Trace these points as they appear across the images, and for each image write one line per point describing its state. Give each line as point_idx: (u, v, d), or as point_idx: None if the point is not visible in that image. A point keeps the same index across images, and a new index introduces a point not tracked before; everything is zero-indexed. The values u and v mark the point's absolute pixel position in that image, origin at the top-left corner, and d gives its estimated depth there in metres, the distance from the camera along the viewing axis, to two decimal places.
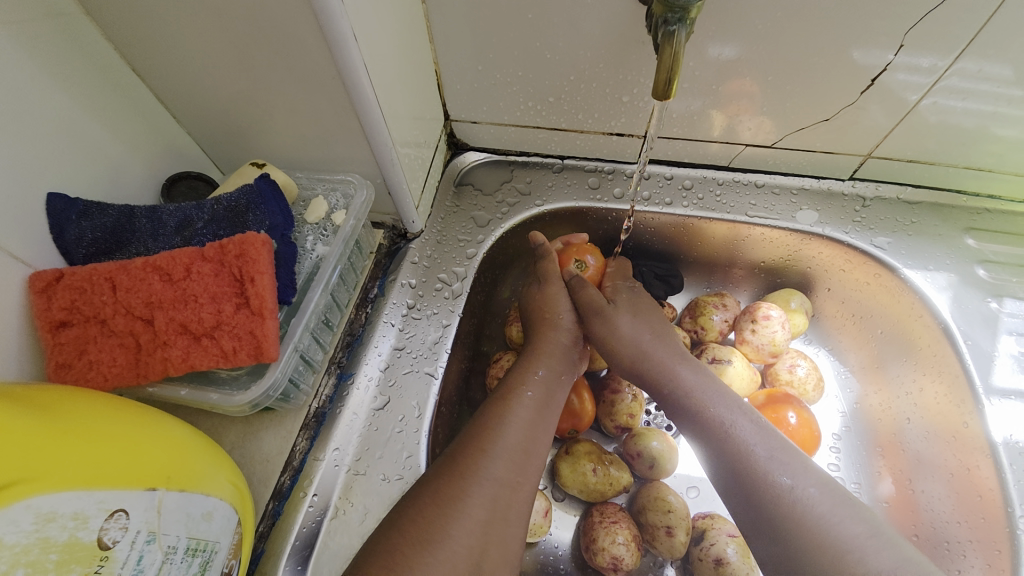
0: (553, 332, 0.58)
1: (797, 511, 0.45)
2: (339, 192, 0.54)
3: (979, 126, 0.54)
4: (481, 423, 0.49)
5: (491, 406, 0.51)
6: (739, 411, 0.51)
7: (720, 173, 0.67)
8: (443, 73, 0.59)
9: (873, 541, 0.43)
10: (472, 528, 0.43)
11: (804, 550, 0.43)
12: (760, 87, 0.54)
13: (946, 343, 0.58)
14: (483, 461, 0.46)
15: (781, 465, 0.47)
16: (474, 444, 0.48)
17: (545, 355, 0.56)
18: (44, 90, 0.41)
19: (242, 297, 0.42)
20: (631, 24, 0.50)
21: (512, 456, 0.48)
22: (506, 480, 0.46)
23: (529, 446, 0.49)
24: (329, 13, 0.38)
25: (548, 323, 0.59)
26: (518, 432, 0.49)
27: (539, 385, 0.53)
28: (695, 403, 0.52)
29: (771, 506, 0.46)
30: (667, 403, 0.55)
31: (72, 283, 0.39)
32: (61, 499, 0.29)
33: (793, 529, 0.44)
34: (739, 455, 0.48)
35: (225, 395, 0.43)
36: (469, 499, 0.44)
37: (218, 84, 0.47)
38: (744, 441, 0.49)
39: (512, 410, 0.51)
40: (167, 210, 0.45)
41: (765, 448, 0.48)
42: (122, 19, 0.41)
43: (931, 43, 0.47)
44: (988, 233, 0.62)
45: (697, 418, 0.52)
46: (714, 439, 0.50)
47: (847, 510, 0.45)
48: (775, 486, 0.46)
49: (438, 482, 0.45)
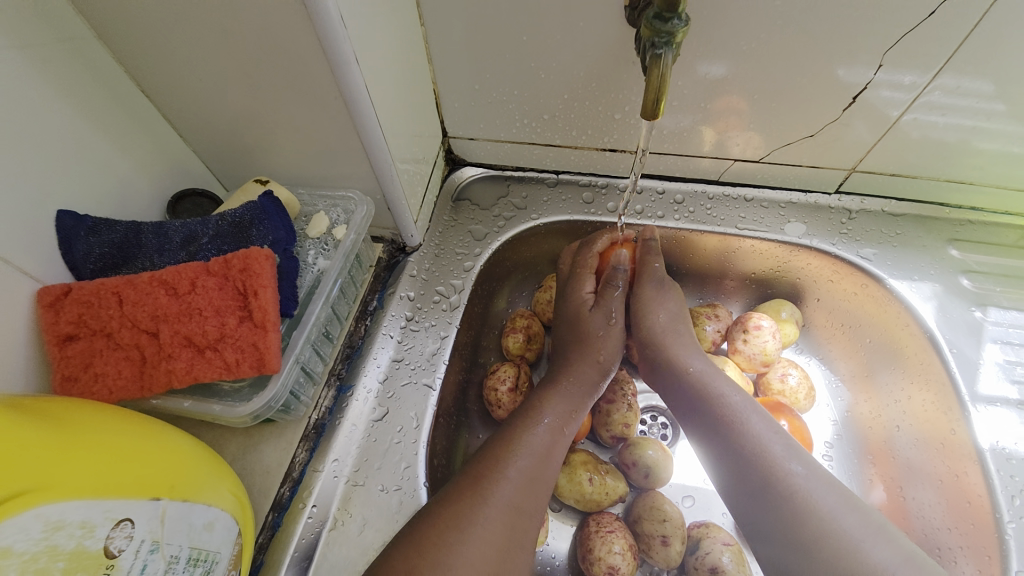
0: (586, 364, 0.58)
1: (809, 500, 0.46)
2: (340, 208, 0.55)
3: (960, 140, 0.56)
4: (496, 449, 0.50)
5: (509, 431, 0.52)
6: (753, 410, 0.53)
7: (710, 187, 0.68)
8: (440, 92, 0.61)
9: (880, 535, 0.44)
10: (487, 552, 0.43)
11: (811, 540, 0.44)
12: (748, 104, 0.57)
13: (932, 352, 0.59)
14: (497, 484, 0.47)
15: (794, 454, 0.49)
16: (491, 465, 0.48)
17: (566, 388, 0.56)
18: (55, 109, 0.42)
19: (245, 310, 0.43)
20: (622, 45, 0.53)
21: (526, 483, 0.48)
22: (518, 505, 0.47)
23: (540, 475, 0.50)
24: (334, 36, 0.40)
25: (591, 360, 0.59)
26: (531, 460, 0.50)
27: (562, 416, 0.54)
28: (710, 397, 0.54)
29: (781, 497, 0.47)
30: (682, 395, 0.56)
31: (80, 297, 0.40)
32: (69, 508, 0.30)
33: (801, 519, 0.45)
34: (754, 447, 0.50)
35: (227, 406, 0.44)
36: (482, 520, 0.45)
37: (225, 103, 0.48)
38: (758, 435, 0.50)
39: (532, 437, 0.51)
40: (173, 225, 0.46)
41: (780, 442, 0.50)
42: (135, 43, 0.43)
43: (908, 62, 0.50)
44: (971, 244, 0.64)
45: (711, 413, 0.53)
46: (728, 435, 0.51)
47: (850, 504, 0.46)
48: (790, 475, 0.47)
49: (452, 502, 0.46)
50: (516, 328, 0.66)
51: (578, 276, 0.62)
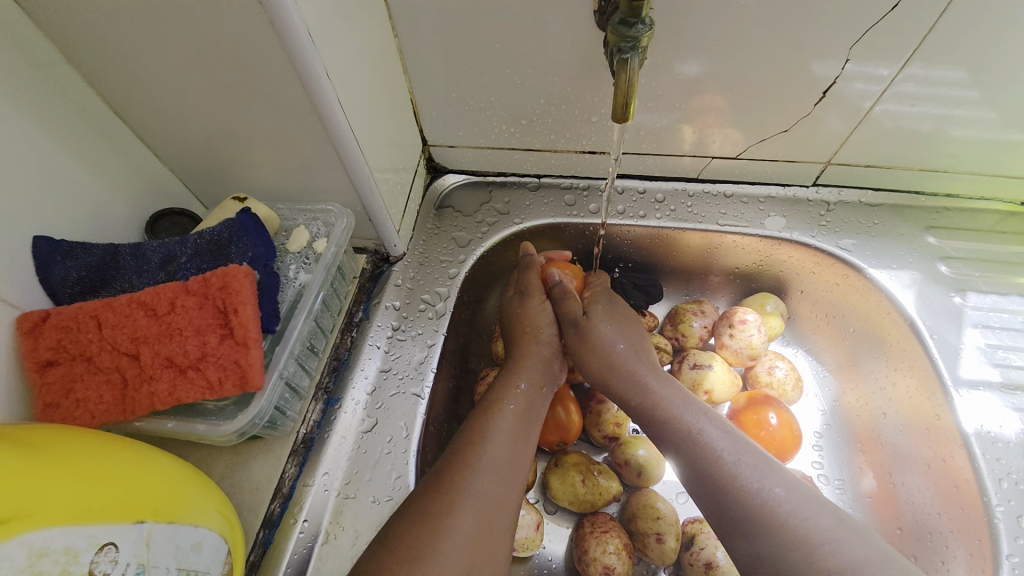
0: (534, 346, 0.60)
1: (764, 510, 0.46)
2: (320, 221, 0.55)
3: (933, 129, 0.57)
4: (465, 436, 0.51)
5: (475, 420, 0.52)
6: (706, 422, 0.52)
7: (690, 185, 0.69)
8: (419, 101, 0.62)
9: (843, 535, 0.44)
10: (463, 543, 0.44)
11: (775, 545, 0.44)
12: (724, 101, 0.57)
13: (914, 338, 0.60)
14: (467, 476, 0.47)
15: (748, 467, 0.49)
16: (458, 458, 0.49)
17: (522, 368, 0.57)
18: (27, 134, 0.42)
19: (226, 328, 0.43)
20: (595, 49, 0.53)
21: (497, 467, 0.49)
22: (493, 494, 0.47)
23: (513, 455, 0.50)
24: (305, 51, 0.40)
25: (531, 339, 0.60)
26: (500, 442, 0.50)
27: (522, 395, 0.55)
28: (661, 415, 0.54)
29: (742, 505, 0.47)
30: (637, 413, 0.56)
31: (58, 322, 0.40)
32: (52, 534, 0.29)
33: (764, 527, 0.45)
34: (709, 461, 0.50)
35: (212, 425, 0.44)
36: (454, 512, 0.45)
37: (200, 122, 0.48)
38: (711, 448, 0.50)
39: (496, 421, 0.52)
40: (151, 246, 0.46)
41: (732, 450, 0.50)
42: (107, 65, 0.43)
43: (876, 54, 0.51)
44: (948, 231, 0.65)
45: (666, 428, 0.53)
46: (684, 449, 0.51)
47: (817, 506, 0.46)
48: (743, 488, 0.47)
49: (426, 500, 0.46)
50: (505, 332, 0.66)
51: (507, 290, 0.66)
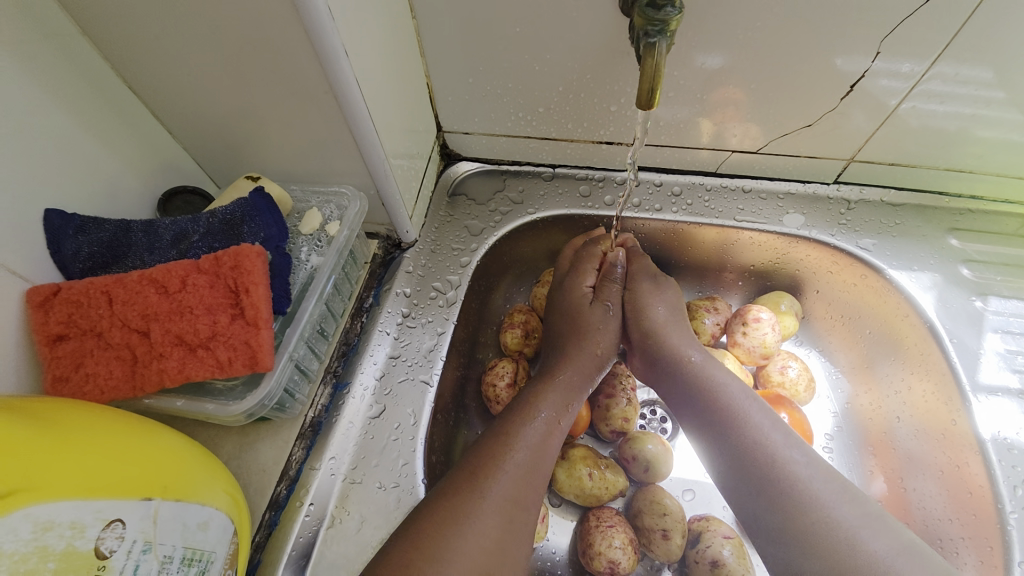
0: (581, 355, 0.58)
1: (806, 489, 0.46)
2: (333, 204, 0.55)
3: (960, 129, 0.55)
4: (495, 440, 0.50)
5: (503, 424, 0.51)
6: (751, 400, 0.52)
7: (707, 179, 0.68)
8: (434, 85, 0.61)
9: (878, 522, 0.44)
10: (481, 543, 0.43)
11: (806, 529, 0.44)
12: (745, 94, 0.56)
13: (932, 342, 0.59)
14: (493, 477, 0.47)
15: (795, 444, 0.49)
16: (487, 462, 0.48)
17: (560, 380, 0.56)
18: (41, 106, 0.41)
19: (237, 308, 0.43)
20: (616, 36, 0.52)
21: (522, 477, 0.48)
22: (514, 499, 0.47)
23: (535, 466, 0.49)
24: (324, 29, 0.39)
25: (590, 352, 0.59)
26: (528, 453, 0.49)
27: (555, 408, 0.53)
28: (708, 388, 0.54)
29: (782, 483, 0.46)
30: (681, 385, 0.55)
31: (69, 297, 0.40)
32: (59, 508, 0.29)
33: (799, 507, 0.45)
34: (753, 440, 0.49)
35: (220, 405, 0.43)
36: (478, 516, 0.44)
37: (214, 98, 0.48)
38: (757, 424, 0.50)
39: (526, 429, 0.51)
40: (163, 223, 0.46)
41: (781, 434, 0.50)
42: (120, 38, 0.43)
43: (907, 50, 0.49)
44: (970, 233, 0.63)
45: (711, 402, 0.53)
46: (728, 423, 0.51)
47: (844, 494, 0.45)
48: (790, 462, 0.47)
49: (450, 497, 0.45)
50: (514, 323, 0.66)
51: (578, 271, 0.63)
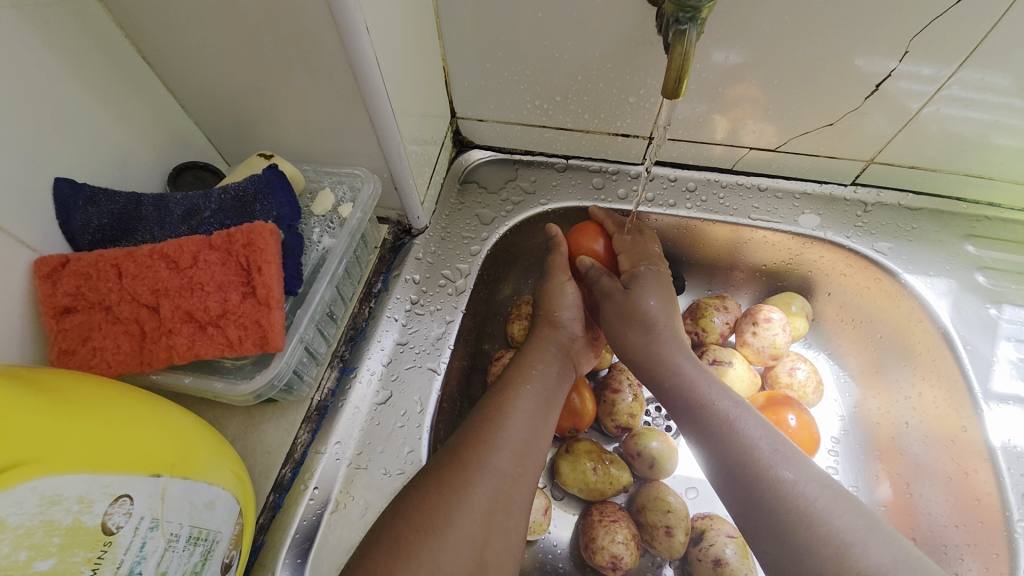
0: (554, 330, 0.58)
1: (798, 503, 0.45)
2: (346, 185, 0.54)
3: (978, 135, 0.54)
4: (486, 412, 0.49)
5: (493, 396, 0.51)
6: (740, 408, 0.52)
7: (723, 176, 0.67)
8: (451, 70, 0.60)
9: (873, 536, 0.43)
10: (476, 518, 0.43)
11: (801, 543, 0.43)
12: (764, 91, 0.55)
13: (945, 348, 0.58)
14: (486, 454, 0.46)
15: (783, 457, 0.48)
16: (476, 436, 0.47)
17: (546, 354, 0.56)
18: (54, 74, 0.40)
19: (248, 287, 0.42)
20: (639, 26, 0.51)
21: (518, 450, 0.48)
22: (507, 472, 0.46)
23: (530, 434, 0.49)
24: (344, 3, 0.38)
25: (550, 322, 0.58)
26: (520, 424, 0.49)
27: (537, 379, 0.53)
28: (694, 400, 0.53)
29: (773, 495, 0.46)
30: (669, 397, 0.55)
31: (78, 269, 0.39)
32: (66, 481, 0.29)
33: (794, 518, 0.45)
34: (743, 447, 0.49)
35: (229, 384, 0.43)
36: (474, 490, 0.44)
37: (227, 73, 0.47)
38: (746, 435, 0.50)
39: (517, 404, 0.50)
40: (174, 198, 0.45)
41: (768, 440, 0.49)
42: (133, 6, 0.42)
43: (934, 52, 0.48)
44: (986, 240, 0.62)
45: (701, 414, 0.52)
46: (718, 434, 0.50)
47: (842, 505, 0.45)
48: (779, 480, 0.47)
49: (442, 471, 0.45)
50: (521, 315, 0.65)
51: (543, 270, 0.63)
